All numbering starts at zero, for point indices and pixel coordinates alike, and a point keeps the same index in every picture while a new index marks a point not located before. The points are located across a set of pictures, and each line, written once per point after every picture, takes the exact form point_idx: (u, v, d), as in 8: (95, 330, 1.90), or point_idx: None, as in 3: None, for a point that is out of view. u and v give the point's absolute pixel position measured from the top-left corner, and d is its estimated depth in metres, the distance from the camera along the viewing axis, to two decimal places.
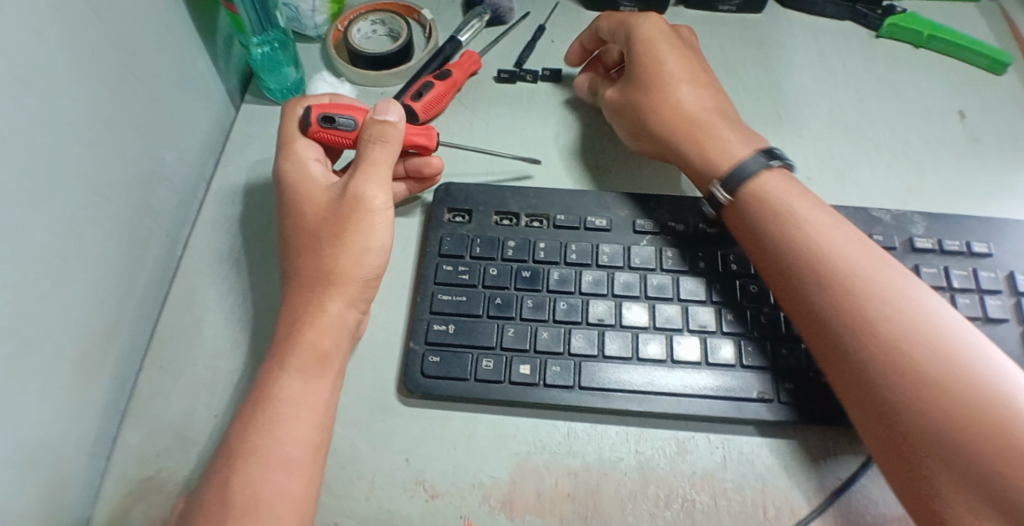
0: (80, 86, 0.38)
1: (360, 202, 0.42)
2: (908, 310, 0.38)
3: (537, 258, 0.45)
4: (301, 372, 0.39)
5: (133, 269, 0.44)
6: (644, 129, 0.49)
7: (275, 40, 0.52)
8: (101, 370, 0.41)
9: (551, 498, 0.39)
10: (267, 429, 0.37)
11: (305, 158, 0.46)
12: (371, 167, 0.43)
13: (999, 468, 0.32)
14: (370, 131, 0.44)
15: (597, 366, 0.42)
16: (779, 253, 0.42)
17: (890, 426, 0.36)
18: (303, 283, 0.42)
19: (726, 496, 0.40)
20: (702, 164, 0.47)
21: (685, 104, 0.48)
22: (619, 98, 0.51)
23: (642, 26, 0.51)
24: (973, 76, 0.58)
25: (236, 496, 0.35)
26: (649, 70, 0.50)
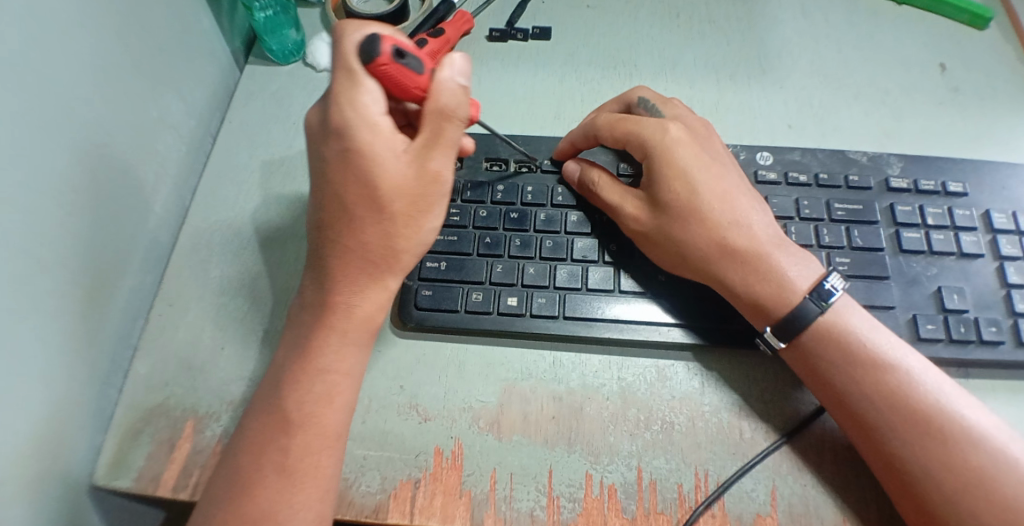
0: (92, 31, 0.41)
1: (435, 181, 0.39)
2: (938, 400, 0.38)
3: (524, 200, 0.47)
4: (350, 344, 0.39)
5: (143, 210, 0.47)
6: (681, 259, 0.42)
7: (276, 4, 0.55)
8: (114, 301, 0.44)
9: (536, 420, 0.42)
10: (320, 403, 0.38)
11: (367, 104, 0.37)
12: (446, 148, 0.39)
13: (950, 491, 0.36)
14: (450, 97, 0.38)
15: (580, 298, 0.44)
16: (819, 354, 0.40)
17: (927, 510, 0.36)
18: (354, 259, 0.39)
19: (704, 418, 0.41)
20: (752, 295, 0.41)
21: (727, 231, 0.42)
22: (647, 222, 0.43)
23: (661, 138, 0.44)
24: (954, 30, 0.59)
25: (294, 467, 0.37)
26: (678, 189, 0.42)
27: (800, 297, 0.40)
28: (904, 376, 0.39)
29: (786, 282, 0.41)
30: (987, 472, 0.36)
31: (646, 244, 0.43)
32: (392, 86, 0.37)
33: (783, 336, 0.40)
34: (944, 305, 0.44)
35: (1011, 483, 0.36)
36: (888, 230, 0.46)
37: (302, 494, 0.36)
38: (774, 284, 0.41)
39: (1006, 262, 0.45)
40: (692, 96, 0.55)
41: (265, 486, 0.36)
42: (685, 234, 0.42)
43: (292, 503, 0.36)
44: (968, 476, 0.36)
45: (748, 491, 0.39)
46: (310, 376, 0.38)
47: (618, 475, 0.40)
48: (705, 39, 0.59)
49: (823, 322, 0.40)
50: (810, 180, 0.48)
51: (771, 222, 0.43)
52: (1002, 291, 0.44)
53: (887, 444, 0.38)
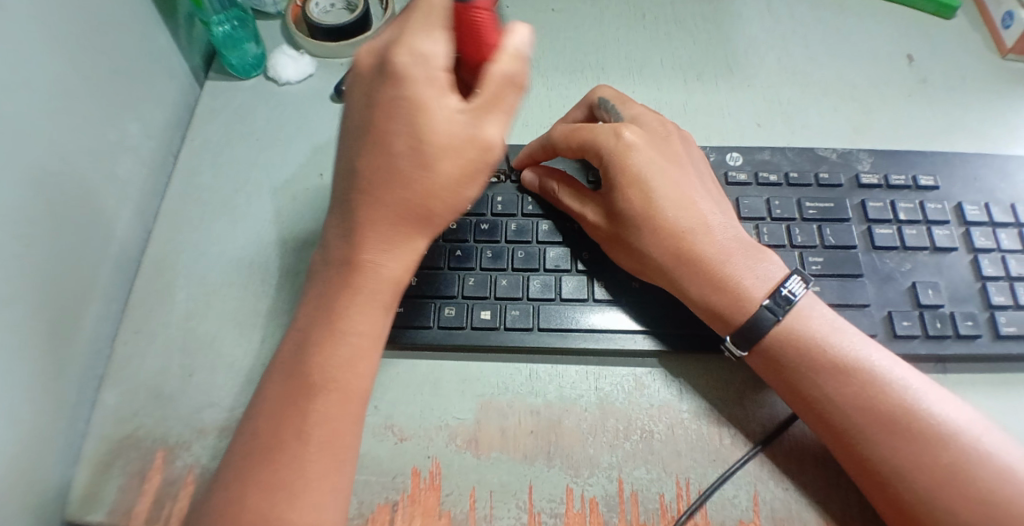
0: (44, 59, 0.40)
1: (478, 143, 0.35)
2: (905, 397, 0.38)
3: (494, 211, 0.47)
4: (376, 305, 0.37)
5: (104, 238, 0.46)
6: (640, 267, 0.42)
7: (233, 17, 0.56)
8: (77, 334, 0.43)
9: (514, 435, 0.41)
10: (347, 365, 0.36)
11: (439, 55, 0.35)
12: (503, 114, 0.36)
13: (925, 486, 0.36)
14: (512, 61, 0.35)
15: (554, 308, 0.43)
16: (784, 356, 0.40)
17: (901, 505, 0.36)
18: (373, 208, 0.36)
19: (684, 425, 0.41)
20: (711, 303, 0.41)
21: (683, 238, 0.41)
22: (606, 230, 0.43)
23: (616, 147, 0.42)
24: (920, 21, 0.59)
25: (325, 434, 0.35)
26: (634, 197, 0.42)
27: (757, 305, 0.40)
28: (872, 376, 0.38)
29: (744, 289, 0.40)
30: (959, 465, 0.36)
31: (609, 250, 0.43)
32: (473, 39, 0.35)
33: (742, 343, 0.40)
34: (919, 301, 0.43)
35: (981, 476, 0.36)
36: (861, 227, 0.46)
37: (320, 466, 0.35)
38: (731, 292, 0.40)
39: (980, 254, 0.45)
40: (661, 98, 0.54)
41: (281, 457, 0.34)
42: (642, 243, 0.42)
43: (322, 477, 0.35)
44: (941, 469, 0.36)
45: (730, 498, 0.39)
46: (336, 337, 0.37)
47: (600, 488, 0.39)
48: (671, 39, 0.58)
49: (786, 324, 0.40)
50: (780, 179, 0.48)
51: (731, 225, 0.42)
52: (977, 283, 0.44)
53: (857, 445, 0.37)
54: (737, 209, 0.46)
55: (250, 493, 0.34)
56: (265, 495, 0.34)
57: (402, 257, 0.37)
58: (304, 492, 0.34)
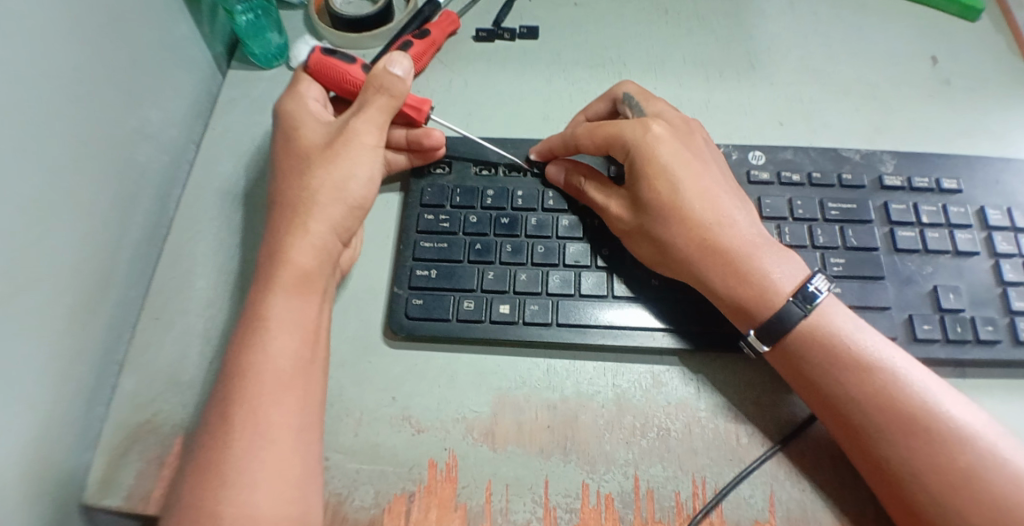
0: (67, 45, 0.40)
1: (349, 133, 0.43)
2: (924, 399, 0.38)
3: (514, 205, 0.47)
4: (287, 292, 0.40)
5: (125, 225, 0.46)
6: (663, 259, 0.42)
7: (257, 7, 0.55)
8: (97, 319, 0.43)
9: (531, 429, 0.41)
10: (275, 358, 0.38)
11: (306, 96, 0.47)
12: (374, 115, 0.44)
13: (939, 490, 0.36)
14: (373, 79, 0.44)
15: (573, 304, 0.43)
16: (802, 356, 0.39)
17: (915, 509, 0.36)
18: (281, 206, 0.43)
19: (700, 424, 0.41)
20: (734, 297, 0.40)
21: (708, 230, 0.41)
22: (631, 221, 0.43)
23: (643, 138, 0.43)
24: (944, 23, 0.59)
25: (264, 422, 0.36)
26: (660, 189, 0.42)
27: (784, 299, 0.40)
28: (891, 376, 0.38)
29: (769, 282, 0.40)
30: (975, 472, 0.36)
31: (633, 241, 0.43)
32: (329, 81, 0.47)
33: (766, 339, 0.40)
34: (940, 305, 0.43)
35: (998, 481, 0.36)
36: (883, 229, 0.46)
37: (242, 447, 0.36)
38: (756, 285, 0.40)
39: (1002, 259, 0.45)
40: (682, 95, 0.54)
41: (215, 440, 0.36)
42: (666, 234, 0.41)
43: (263, 463, 0.35)
44: (957, 475, 0.36)
45: (746, 497, 0.39)
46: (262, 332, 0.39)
47: (615, 484, 0.39)
48: (693, 36, 0.58)
49: (810, 321, 0.39)
50: (803, 179, 0.47)
51: (755, 222, 0.42)
52: (998, 289, 0.44)
53: (873, 444, 0.37)
54: (759, 208, 0.46)
55: (198, 486, 0.35)
56: (207, 487, 0.35)
57: (303, 241, 0.41)
58: (248, 480, 0.35)
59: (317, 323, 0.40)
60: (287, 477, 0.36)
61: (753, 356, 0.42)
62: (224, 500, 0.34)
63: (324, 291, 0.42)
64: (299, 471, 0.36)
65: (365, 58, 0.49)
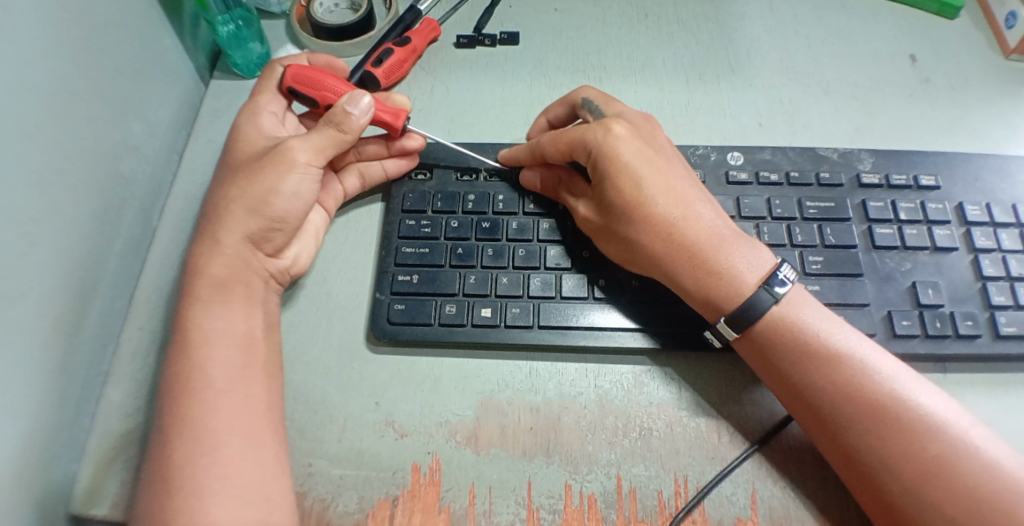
0: (49, 58, 0.40)
1: (283, 155, 0.43)
2: (892, 387, 0.38)
3: (495, 209, 0.47)
4: (215, 302, 0.41)
5: (109, 235, 0.46)
6: (630, 256, 0.43)
7: (238, 18, 0.55)
8: (81, 329, 0.43)
9: (514, 431, 0.41)
10: (208, 365, 0.39)
11: (263, 110, 0.48)
12: (317, 145, 0.44)
13: (907, 476, 0.36)
14: (332, 114, 0.44)
15: (554, 306, 0.43)
16: (770, 346, 0.40)
17: (885, 497, 0.36)
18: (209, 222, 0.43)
19: (682, 423, 0.41)
20: (704, 290, 0.41)
21: (674, 227, 0.41)
22: (596, 222, 0.43)
23: (603, 138, 0.43)
24: (923, 21, 0.59)
25: (211, 428, 0.37)
26: (621, 187, 0.42)
27: (751, 290, 0.40)
28: (858, 365, 0.39)
29: (733, 276, 0.41)
30: (942, 458, 0.36)
31: (600, 239, 0.44)
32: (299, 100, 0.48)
33: (734, 326, 0.40)
34: (919, 301, 0.43)
35: (969, 470, 0.36)
36: (861, 227, 0.46)
37: (182, 452, 0.36)
38: (722, 278, 0.41)
39: (981, 254, 0.45)
40: (662, 98, 0.55)
41: (159, 449, 0.37)
42: (632, 233, 0.42)
43: (179, 465, 0.36)
44: (923, 461, 0.36)
45: (728, 496, 0.39)
46: (192, 341, 0.39)
47: (598, 485, 0.40)
48: (674, 39, 0.58)
49: (776, 313, 0.40)
50: (781, 179, 0.48)
51: (720, 214, 0.43)
52: (977, 284, 0.44)
53: (844, 434, 0.38)
54: (738, 208, 0.47)
55: (151, 498, 0.36)
56: (156, 494, 0.35)
57: (217, 252, 0.42)
58: (204, 487, 0.36)
59: (247, 327, 0.41)
60: (245, 481, 0.36)
61: (719, 346, 0.42)
62: (179, 508, 0.35)
63: (250, 297, 0.42)
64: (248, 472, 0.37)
65: (335, 76, 0.48)
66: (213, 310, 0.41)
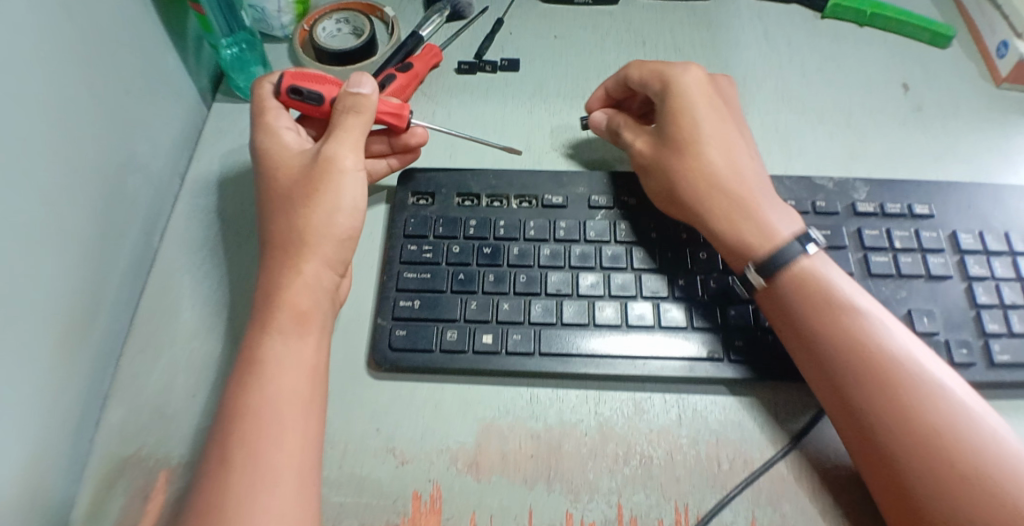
0: (57, 84, 0.40)
1: (331, 163, 0.44)
2: (921, 369, 0.39)
3: (496, 235, 0.47)
4: (280, 332, 0.41)
5: (110, 258, 0.46)
6: (672, 194, 0.46)
7: (242, 41, 0.56)
8: (81, 353, 0.43)
9: (515, 458, 0.41)
10: (275, 397, 0.39)
11: (277, 127, 0.47)
12: (349, 138, 0.45)
13: (931, 456, 0.36)
14: (344, 101, 0.45)
15: (555, 333, 0.44)
16: (800, 319, 0.41)
17: (911, 476, 0.36)
18: (277, 248, 0.43)
19: (682, 450, 0.41)
20: (737, 237, 0.44)
21: (723, 170, 0.45)
22: (650, 155, 0.47)
23: (685, 82, 0.48)
24: (916, 50, 0.60)
25: (266, 463, 0.37)
26: (685, 128, 0.46)
27: (786, 241, 0.43)
28: (886, 343, 0.39)
29: (768, 227, 0.43)
30: (965, 442, 0.36)
31: (648, 172, 0.47)
32: (304, 108, 0.48)
33: (763, 273, 0.42)
34: (915, 328, 0.44)
35: (990, 460, 0.36)
36: (857, 255, 0.47)
37: (242, 488, 0.36)
38: (756, 227, 0.44)
39: (974, 282, 0.46)
40: None
41: (212, 483, 0.36)
42: (682, 169, 0.46)
43: (235, 500, 0.35)
44: (947, 442, 0.36)
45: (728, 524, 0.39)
46: (262, 372, 0.39)
47: (599, 513, 0.40)
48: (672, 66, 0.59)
49: (805, 264, 0.42)
50: None
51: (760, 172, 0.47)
52: (972, 311, 0.45)
53: (870, 411, 0.38)
54: None
55: None
56: None
57: (299, 282, 0.42)
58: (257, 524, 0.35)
59: (316, 360, 0.41)
60: (296, 518, 0.36)
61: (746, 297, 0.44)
62: None
63: (323, 327, 0.43)
64: (308, 511, 0.37)
65: (327, 76, 0.49)
66: (283, 339, 0.40)
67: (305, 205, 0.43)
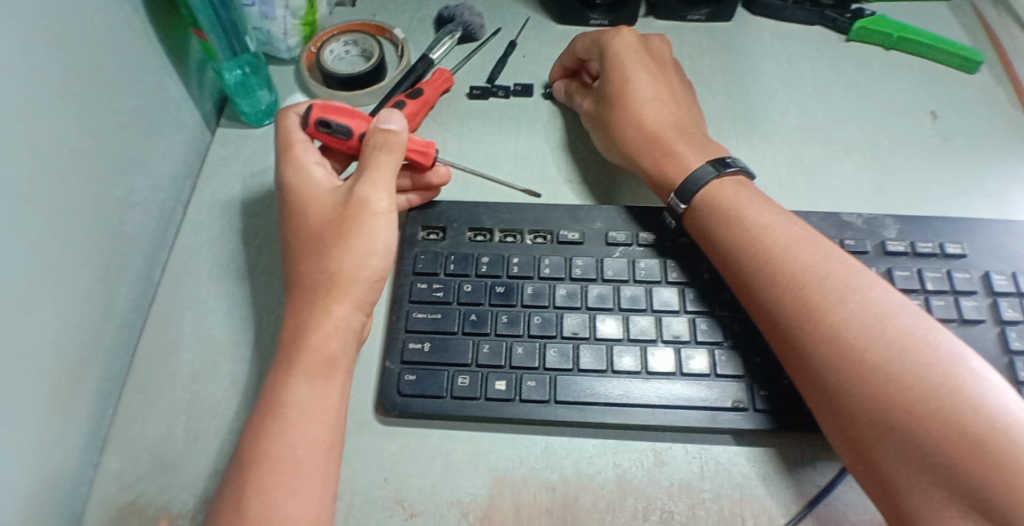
0: (54, 118, 0.39)
1: (363, 204, 0.42)
2: (895, 339, 0.38)
3: (510, 273, 0.45)
4: (300, 376, 0.39)
5: (109, 295, 0.44)
6: (612, 143, 0.51)
7: (245, 64, 0.53)
8: (79, 397, 0.41)
9: (529, 513, 0.39)
10: (294, 446, 0.37)
11: (306, 162, 0.46)
12: (380, 177, 0.43)
13: (920, 430, 0.35)
14: (376, 137, 0.44)
15: (572, 379, 0.42)
16: (758, 291, 0.42)
17: (898, 453, 0.35)
18: (307, 290, 0.41)
19: (705, 506, 0.39)
20: (661, 174, 0.48)
21: (650, 116, 0.50)
22: (592, 113, 0.53)
23: (614, 44, 0.53)
24: (944, 76, 0.58)
25: (282, 517, 0.35)
26: (616, 84, 0.51)
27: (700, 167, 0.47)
28: (854, 314, 0.39)
29: (687, 161, 0.47)
30: (955, 408, 0.35)
31: (593, 127, 0.52)
32: (332, 142, 0.47)
33: (682, 198, 0.46)
34: None
35: (983, 422, 0.34)
36: None
37: None
38: (679, 162, 0.48)
39: (1008, 327, 0.43)
40: None
41: None
42: (616, 120, 0.51)
43: None
44: (935, 412, 0.35)
45: None
46: (281, 419, 0.38)
47: None
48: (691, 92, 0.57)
49: (754, 227, 0.44)
50: None
51: (692, 121, 0.51)
52: (1005, 358, 0.43)
53: (845, 391, 0.37)
54: None
55: None
56: None
57: (325, 325, 0.40)
58: None
59: (337, 405, 0.39)
60: None
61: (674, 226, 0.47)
62: None
63: (348, 372, 0.41)
64: None
65: (356, 110, 0.48)
66: (298, 387, 0.39)
67: (334, 246, 0.42)
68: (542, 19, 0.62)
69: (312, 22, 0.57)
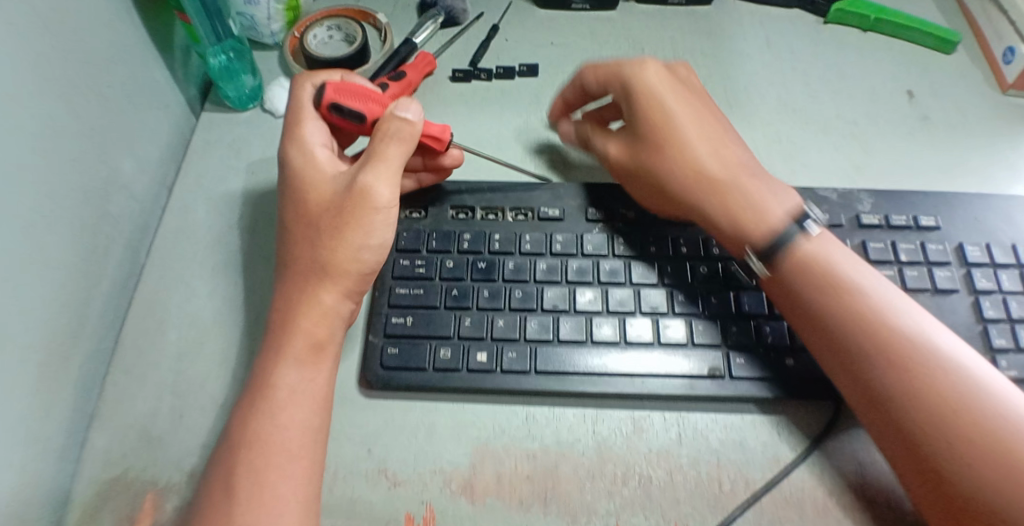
0: (38, 99, 0.39)
1: (366, 195, 0.42)
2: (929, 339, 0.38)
3: (492, 249, 0.46)
4: (291, 362, 0.40)
5: (95, 276, 0.45)
6: (661, 192, 0.46)
7: (229, 49, 0.55)
8: (66, 374, 0.42)
9: (510, 480, 0.40)
10: (283, 427, 0.38)
11: (314, 142, 0.46)
12: (388, 168, 0.43)
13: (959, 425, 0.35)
14: (387, 125, 0.44)
15: (552, 350, 0.43)
16: (801, 290, 0.41)
17: (941, 445, 0.35)
18: (291, 268, 0.42)
19: (682, 472, 0.40)
20: (736, 228, 0.43)
21: (708, 165, 0.45)
22: (628, 160, 0.48)
23: (642, 75, 0.47)
24: (921, 56, 0.59)
25: (269, 493, 0.36)
26: (660, 130, 0.46)
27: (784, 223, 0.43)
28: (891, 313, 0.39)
29: (767, 213, 0.43)
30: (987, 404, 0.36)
31: (633, 179, 0.47)
32: (343, 122, 0.47)
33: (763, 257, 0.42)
34: None
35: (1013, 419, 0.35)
36: None
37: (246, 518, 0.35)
38: (750, 211, 0.43)
39: (981, 296, 0.44)
40: None
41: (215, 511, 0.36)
42: (663, 174, 0.46)
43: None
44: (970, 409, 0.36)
45: None
46: (269, 398, 0.39)
47: None
48: None
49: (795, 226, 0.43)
50: None
51: (740, 145, 0.47)
52: (977, 326, 0.43)
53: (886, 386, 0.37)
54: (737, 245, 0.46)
55: None
56: None
57: (306, 299, 0.41)
58: None
59: (326, 391, 0.40)
60: None
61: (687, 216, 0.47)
62: None
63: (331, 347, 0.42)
64: None
65: (370, 90, 0.48)
66: (280, 360, 0.40)
67: (329, 237, 0.42)
68: (525, 5, 0.63)
69: (297, 7, 0.58)
